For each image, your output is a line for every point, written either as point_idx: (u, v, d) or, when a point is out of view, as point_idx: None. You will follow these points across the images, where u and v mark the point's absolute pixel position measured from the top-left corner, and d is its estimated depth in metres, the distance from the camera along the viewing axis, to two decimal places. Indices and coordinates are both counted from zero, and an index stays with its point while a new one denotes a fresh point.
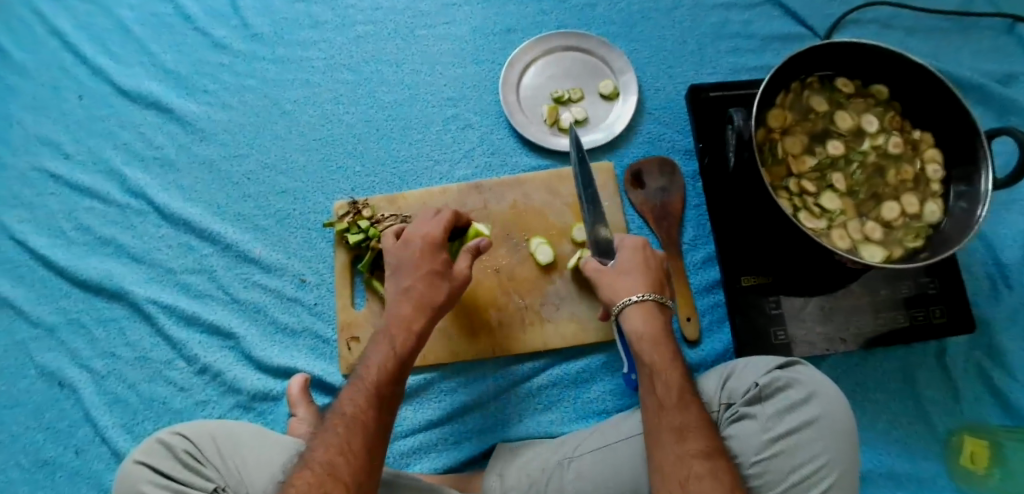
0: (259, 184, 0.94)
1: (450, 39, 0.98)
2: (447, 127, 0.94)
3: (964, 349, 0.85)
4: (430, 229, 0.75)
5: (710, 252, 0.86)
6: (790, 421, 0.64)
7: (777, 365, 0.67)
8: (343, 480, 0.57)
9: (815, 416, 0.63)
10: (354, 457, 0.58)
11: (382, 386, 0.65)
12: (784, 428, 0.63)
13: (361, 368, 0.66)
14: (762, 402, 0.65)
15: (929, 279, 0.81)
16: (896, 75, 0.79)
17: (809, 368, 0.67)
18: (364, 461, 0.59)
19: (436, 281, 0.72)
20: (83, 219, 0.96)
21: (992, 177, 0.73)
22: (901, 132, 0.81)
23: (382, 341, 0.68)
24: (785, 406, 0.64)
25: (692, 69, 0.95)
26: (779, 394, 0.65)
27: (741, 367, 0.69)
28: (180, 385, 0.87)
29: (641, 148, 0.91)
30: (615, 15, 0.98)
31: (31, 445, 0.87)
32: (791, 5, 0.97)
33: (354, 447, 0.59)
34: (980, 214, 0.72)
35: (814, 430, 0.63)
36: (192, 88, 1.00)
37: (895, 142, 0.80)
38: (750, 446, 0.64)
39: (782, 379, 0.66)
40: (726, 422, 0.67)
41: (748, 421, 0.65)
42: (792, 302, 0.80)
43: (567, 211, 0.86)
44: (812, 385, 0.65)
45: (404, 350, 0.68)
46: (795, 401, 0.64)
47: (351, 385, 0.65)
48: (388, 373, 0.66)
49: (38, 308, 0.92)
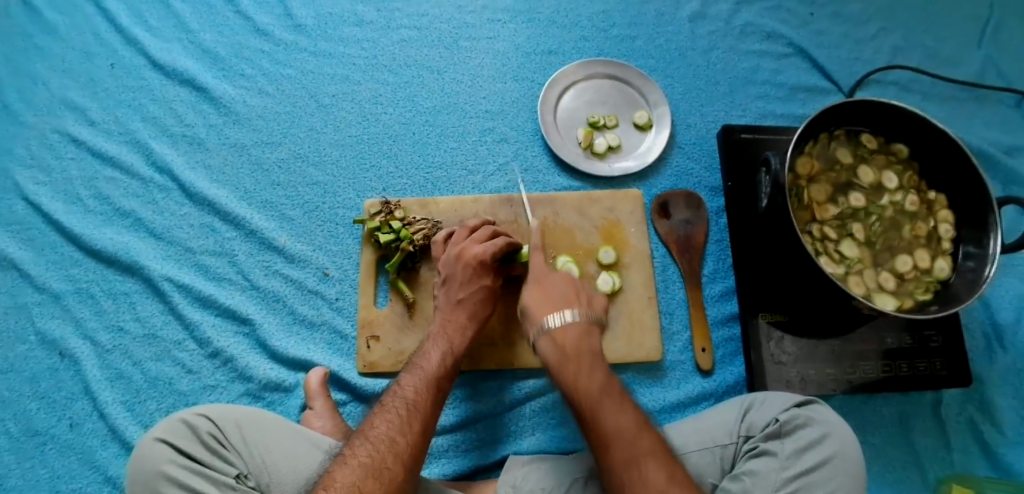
0: (290, 173, 0.94)
1: (493, 53, 1.00)
2: (482, 139, 0.95)
3: (957, 402, 0.89)
4: (482, 250, 0.79)
5: (728, 286, 0.88)
6: (808, 459, 0.65)
7: (795, 404, 0.70)
8: (402, 451, 0.63)
9: (831, 455, 0.65)
10: (412, 435, 0.64)
11: (441, 377, 0.71)
12: (803, 465, 0.65)
13: (419, 359, 0.73)
14: (782, 439, 0.67)
15: (933, 333, 0.85)
16: (917, 138, 0.84)
17: (828, 410, 0.70)
18: (421, 437, 0.65)
19: (486, 300, 0.79)
20: (103, 189, 0.95)
21: (1000, 242, 0.76)
22: (917, 192, 0.84)
23: (439, 341, 0.75)
24: (803, 443, 0.66)
25: (724, 109, 0.98)
26: (799, 431, 0.67)
27: (760, 403, 0.72)
28: (188, 367, 0.85)
29: (669, 180, 0.94)
30: (653, 50, 1.01)
31: (22, 414, 0.84)
32: (820, 59, 1.02)
33: (415, 429, 0.65)
34: (989, 274, 0.75)
35: (830, 468, 0.64)
36: (229, 70, 1.00)
37: (911, 201, 0.84)
38: (770, 482, 0.64)
39: (801, 417, 0.68)
40: (746, 457, 0.68)
41: (766, 456, 0.67)
42: (804, 342, 0.83)
43: (594, 233, 0.88)
44: (827, 426, 0.67)
45: (460, 350, 0.75)
46: (813, 438, 0.66)
47: (408, 373, 0.71)
48: (446, 367, 0.72)
49: (45, 274, 0.90)
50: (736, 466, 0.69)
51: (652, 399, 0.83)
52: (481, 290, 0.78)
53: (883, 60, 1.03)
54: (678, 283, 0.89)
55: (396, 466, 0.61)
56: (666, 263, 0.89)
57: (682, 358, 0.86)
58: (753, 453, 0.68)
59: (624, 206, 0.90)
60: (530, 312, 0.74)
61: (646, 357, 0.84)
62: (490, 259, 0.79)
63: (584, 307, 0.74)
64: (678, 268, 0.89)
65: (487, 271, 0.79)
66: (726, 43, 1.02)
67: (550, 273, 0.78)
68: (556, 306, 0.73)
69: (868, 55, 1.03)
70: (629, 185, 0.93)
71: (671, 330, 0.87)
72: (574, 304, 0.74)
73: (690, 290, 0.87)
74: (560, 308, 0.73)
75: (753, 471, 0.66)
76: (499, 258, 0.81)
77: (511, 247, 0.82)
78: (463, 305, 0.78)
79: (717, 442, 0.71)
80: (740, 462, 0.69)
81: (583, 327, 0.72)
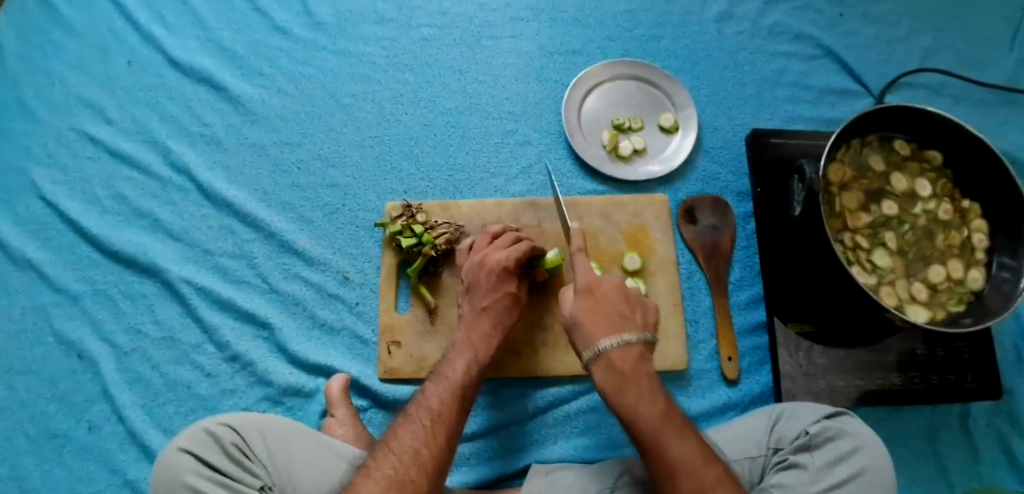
0: (310, 174, 0.93)
1: (516, 53, 0.98)
2: (505, 140, 0.94)
3: (985, 413, 0.87)
4: (507, 255, 0.78)
5: (755, 294, 0.87)
6: (839, 472, 0.64)
7: (825, 415, 0.69)
8: (426, 462, 0.61)
9: (862, 469, 0.63)
10: (438, 450, 0.63)
11: (465, 386, 0.70)
12: (833, 479, 0.64)
13: (444, 368, 0.72)
14: (812, 452, 0.66)
15: (963, 345, 0.83)
16: (952, 145, 0.81)
17: (859, 422, 0.69)
18: (446, 448, 0.64)
19: (512, 306, 0.77)
20: (121, 188, 0.93)
21: None
22: (951, 199, 0.82)
23: (464, 349, 0.73)
24: (835, 456, 0.65)
25: (751, 112, 0.96)
26: (829, 443, 0.66)
27: (790, 412, 0.71)
28: (207, 371, 0.85)
29: (695, 184, 0.92)
30: (679, 50, 0.99)
31: (40, 416, 0.83)
32: (849, 61, 0.99)
33: (441, 443, 0.63)
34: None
35: (861, 482, 0.63)
36: (247, 68, 0.99)
37: (945, 209, 0.82)
38: None
39: (832, 429, 0.67)
40: (774, 470, 0.68)
41: (796, 469, 0.66)
42: (832, 353, 0.82)
43: (619, 238, 0.87)
44: (859, 438, 0.66)
45: (485, 358, 0.73)
46: (844, 451, 0.65)
47: (433, 383, 0.70)
48: (471, 375, 0.71)
49: (64, 275, 0.89)
50: (764, 479, 0.68)
51: (677, 409, 0.82)
52: (505, 296, 0.77)
53: (914, 62, 1.00)
54: (704, 290, 0.87)
55: (420, 479, 0.60)
56: (691, 269, 0.88)
57: (707, 367, 0.84)
58: (782, 466, 0.67)
59: (649, 211, 0.88)
60: (582, 325, 0.69)
61: (671, 365, 0.83)
62: (514, 265, 0.78)
63: (640, 328, 0.69)
64: (704, 276, 0.87)
65: (512, 276, 0.78)
66: (754, 44, 1.00)
67: (602, 281, 0.72)
68: (611, 324, 0.68)
69: (898, 57, 1.01)
70: (654, 189, 0.92)
71: (696, 337, 0.85)
72: (631, 325, 0.69)
73: (716, 297, 0.86)
74: (616, 326, 0.68)
75: (783, 484, 0.65)
76: (524, 264, 0.80)
77: (536, 254, 0.80)
78: (488, 311, 0.76)
79: (746, 453, 0.69)
80: (769, 474, 0.68)
81: (640, 349, 0.67)
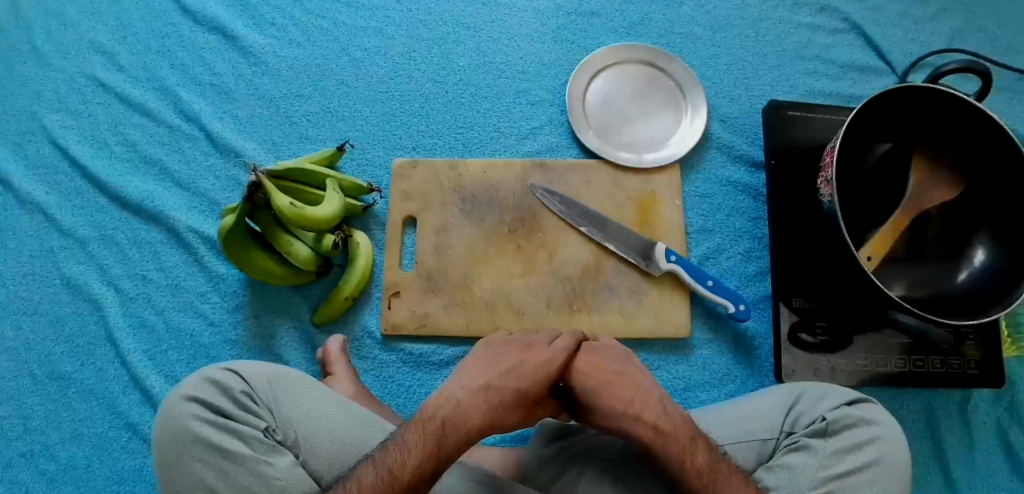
0: (319, 127, 0.92)
1: (532, 13, 0.96)
2: (517, 101, 0.92)
3: (988, 400, 0.86)
4: None
5: (762, 267, 0.86)
6: (851, 460, 0.64)
7: (845, 402, 0.68)
8: (439, 453, 0.61)
9: (875, 460, 0.64)
10: (450, 445, 0.61)
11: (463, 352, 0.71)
12: (845, 467, 0.63)
13: None
14: (827, 438, 0.66)
15: (971, 331, 0.82)
16: (970, 130, 0.78)
17: (879, 410, 0.68)
18: (459, 436, 0.62)
19: None
20: (129, 135, 0.93)
21: None
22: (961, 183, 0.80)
23: None
24: (851, 444, 0.65)
25: (770, 84, 0.94)
26: (846, 431, 0.66)
27: (804, 397, 0.70)
28: (210, 320, 0.85)
29: (709, 154, 0.90)
30: (700, 17, 0.97)
31: (45, 357, 0.84)
32: (874, 36, 0.97)
33: (450, 436, 0.62)
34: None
35: (875, 472, 0.63)
36: (259, 19, 0.97)
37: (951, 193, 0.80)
38: (807, 479, 0.63)
39: (850, 417, 0.66)
40: (783, 451, 0.67)
41: (807, 453, 0.65)
42: (838, 330, 0.81)
43: (628, 204, 0.86)
44: (873, 425, 0.66)
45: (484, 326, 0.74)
46: (861, 441, 0.65)
47: None
48: None
49: (71, 219, 0.89)
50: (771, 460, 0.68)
51: (677, 376, 0.82)
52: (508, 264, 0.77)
53: (941, 41, 0.97)
54: (711, 261, 0.86)
55: (425, 471, 0.60)
56: (699, 240, 0.87)
57: (709, 338, 0.84)
58: (793, 449, 0.66)
59: (659, 178, 0.87)
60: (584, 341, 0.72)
61: (674, 333, 0.82)
62: None
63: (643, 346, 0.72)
64: (712, 247, 0.86)
65: None
66: (777, 15, 0.97)
67: None
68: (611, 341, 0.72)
69: (925, 36, 0.97)
70: None
71: (701, 308, 0.84)
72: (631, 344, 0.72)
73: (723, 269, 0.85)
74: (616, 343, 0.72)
75: (791, 468, 0.65)
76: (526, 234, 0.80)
77: None
78: None
79: (756, 434, 0.69)
80: (777, 455, 0.67)
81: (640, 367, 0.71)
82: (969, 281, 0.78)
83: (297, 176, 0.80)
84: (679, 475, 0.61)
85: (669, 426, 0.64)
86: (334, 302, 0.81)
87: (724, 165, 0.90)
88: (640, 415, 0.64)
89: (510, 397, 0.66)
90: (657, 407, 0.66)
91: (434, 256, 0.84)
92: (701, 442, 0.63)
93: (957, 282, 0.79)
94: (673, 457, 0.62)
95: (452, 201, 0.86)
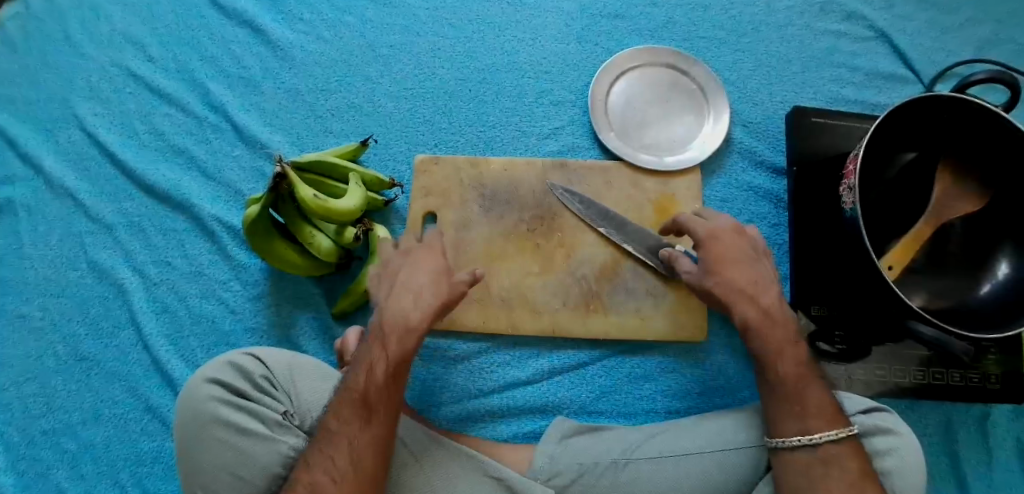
0: (343, 121, 0.93)
1: (557, 12, 0.97)
2: (540, 101, 0.93)
3: (1007, 417, 0.84)
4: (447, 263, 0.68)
5: (782, 273, 0.86)
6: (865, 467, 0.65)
7: (865, 410, 0.68)
8: (392, 356, 0.64)
9: (890, 469, 0.64)
10: (395, 345, 0.64)
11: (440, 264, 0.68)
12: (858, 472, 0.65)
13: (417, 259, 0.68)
14: None
15: (994, 345, 0.81)
16: (997, 142, 0.77)
17: (897, 419, 0.69)
18: (403, 332, 0.64)
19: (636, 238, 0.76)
20: (159, 124, 0.95)
21: None
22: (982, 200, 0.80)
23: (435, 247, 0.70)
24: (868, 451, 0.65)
25: (794, 90, 0.94)
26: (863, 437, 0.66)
27: None
28: (231, 307, 0.86)
29: (731, 158, 0.90)
30: (725, 22, 0.97)
31: (70, 338, 0.86)
32: (901, 45, 0.96)
33: (394, 337, 0.64)
34: None
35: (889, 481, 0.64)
36: (288, 13, 0.99)
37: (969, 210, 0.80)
38: None
39: (868, 425, 0.67)
40: None
41: None
42: (857, 340, 0.80)
43: (647, 207, 0.86)
44: (897, 436, 0.66)
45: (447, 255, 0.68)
46: (878, 449, 0.65)
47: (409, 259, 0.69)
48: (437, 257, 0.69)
49: (99, 204, 0.91)
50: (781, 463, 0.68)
51: (692, 380, 0.82)
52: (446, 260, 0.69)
53: (970, 51, 0.96)
54: None
55: (384, 374, 0.63)
56: None
57: (724, 341, 0.83)
58: None
59: (680, 180, 0.87)
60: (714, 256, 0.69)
61: (690, 337, 0.82)
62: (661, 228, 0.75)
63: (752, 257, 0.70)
64: None
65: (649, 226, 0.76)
66: (803, 21, 0.97)
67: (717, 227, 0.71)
68: (744, 262, 0.69)
69: (953, 46, 0.96)
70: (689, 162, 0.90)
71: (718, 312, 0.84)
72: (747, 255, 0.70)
73: None
74: (746, 263, 0.69)
75: None
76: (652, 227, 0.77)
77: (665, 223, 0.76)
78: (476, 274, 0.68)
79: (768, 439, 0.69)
80: None
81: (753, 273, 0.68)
82: (992, 292, 0.77)
83: (321, 169, 0.82)
84: (770, 366, 0.66)
85: (780, 317, 0.68)
86: (352, 294, 0.82)
87: (745, 170, 0.90)
88: (756, 300, 0.68)
89: (427, 294, 0.65)
90: (775, 296, 0.68)
91: (452, 252, 0.85)
92: (803, 347, 0.67)
93: (981, 294, 0.78)
94: (770, 349, 0.66)
95: (472, 197, 0.87)
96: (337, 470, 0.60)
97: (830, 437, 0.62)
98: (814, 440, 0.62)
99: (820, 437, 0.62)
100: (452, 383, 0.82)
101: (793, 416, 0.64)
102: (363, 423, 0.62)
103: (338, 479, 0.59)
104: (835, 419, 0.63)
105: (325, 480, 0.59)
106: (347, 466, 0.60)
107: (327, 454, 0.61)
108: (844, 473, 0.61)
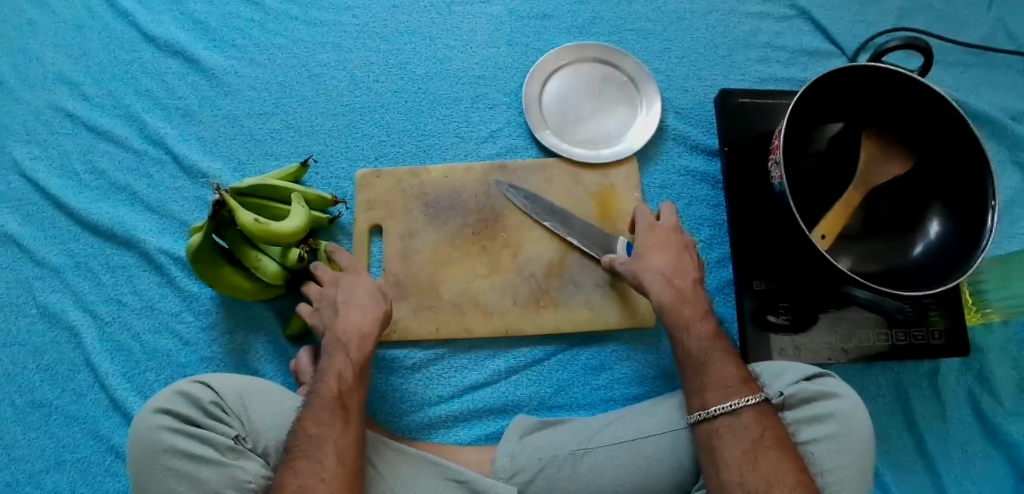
0: (282, 143, 0.94)
1: (485, 18, 0.98)
2: (475, 106, 0.94)
3: (956, 370, 0.87)
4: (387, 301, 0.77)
5: (724, 252, 0.88)
6: (808, 432, 0.69)
7: (807, 377, 0.71)
8: (354, 360, 0.72)
9: (833, 432, 0.68)
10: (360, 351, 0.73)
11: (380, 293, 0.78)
12: (805, 436, 0.68)
13: (352, 290, 0.77)
14: (787, 411, 0.70)
15: (934, 301, 0.83)
16: (917, 106, 0.80)
17: (839, 383, 0.72)
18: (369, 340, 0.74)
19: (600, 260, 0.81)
20: (98, 162, 0.94)
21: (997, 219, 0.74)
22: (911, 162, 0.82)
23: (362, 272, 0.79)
24: (810, 416, 0.69)
25: (722, 74, 0.97)
26: (804, 403, 0.70)
27: (768, 372, 0.73)
28: (186, 339, 0.86)
29: (666, 145, 0.93)
30: (650, 13, 0.99)
31: (27, 385, 0.86)
32: (822, 21, 0.99)
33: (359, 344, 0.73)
34: (980, 256, 0.73)
35: (833, 443, 0.67)
36: (220, 40, 0.99)
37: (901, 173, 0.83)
38: None
39: (809, 391, 0.70)
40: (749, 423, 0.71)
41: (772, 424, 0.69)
42: (801, 310, 0.83)
43: (588, 200, 0.88)
44: (838, 399, 0.69)
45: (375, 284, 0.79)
46: (820, 413, 0.69)
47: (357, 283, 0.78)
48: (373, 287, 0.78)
49: (44, 248, 0.91)
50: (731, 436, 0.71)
51: (646, 366, 0.84)
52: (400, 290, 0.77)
53: (889, 22, 0.99)
54: None
55: (355, 378, 0.71)
56: None
57: None
58: None
59: (618, 171, 0.89)
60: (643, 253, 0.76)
61: (640, 324, 0.84)
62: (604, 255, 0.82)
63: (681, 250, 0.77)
64: None
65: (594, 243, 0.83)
66: (726, 6, 0.99)
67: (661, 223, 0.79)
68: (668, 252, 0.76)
69: (874, 18, 0.99)
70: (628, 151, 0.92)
71: None
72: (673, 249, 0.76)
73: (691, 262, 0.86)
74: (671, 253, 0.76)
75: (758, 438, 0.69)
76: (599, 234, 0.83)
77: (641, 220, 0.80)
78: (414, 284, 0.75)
79: None
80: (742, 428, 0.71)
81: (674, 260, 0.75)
82: (926, 252, 0.80)
83: (262, 192, 0.81)
84: (681, 345, 0.71)
85: (691, 295, 0.73)
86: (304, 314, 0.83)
87: (680, 155, 0.92)
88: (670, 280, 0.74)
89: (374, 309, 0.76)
90: (691, 279, 0.75)
91: (401, 263, 0.86)
92: (710, 323, 0.72)
93: (914, 256, 0.81)
94: (681, 327, 0.71)
95: (416, 207, 0.88)
96: (326, 470, 0.62)
97: (726, 408, 0.64)
98: (711, 413, 0.65)
99: (717, 409, 0.65)
100: (413, 392, 0.82)
101: (698, 392, 0.67)
102: (343, 424, 0.66)
103: (327, 479, 0.62)
104: (738, 390, 0.65)
105: (313, 481, 0.61)
106: (336, 466, 0.63)
107: (312, 459, 0.63)
108: (740, 441, 0.63)
